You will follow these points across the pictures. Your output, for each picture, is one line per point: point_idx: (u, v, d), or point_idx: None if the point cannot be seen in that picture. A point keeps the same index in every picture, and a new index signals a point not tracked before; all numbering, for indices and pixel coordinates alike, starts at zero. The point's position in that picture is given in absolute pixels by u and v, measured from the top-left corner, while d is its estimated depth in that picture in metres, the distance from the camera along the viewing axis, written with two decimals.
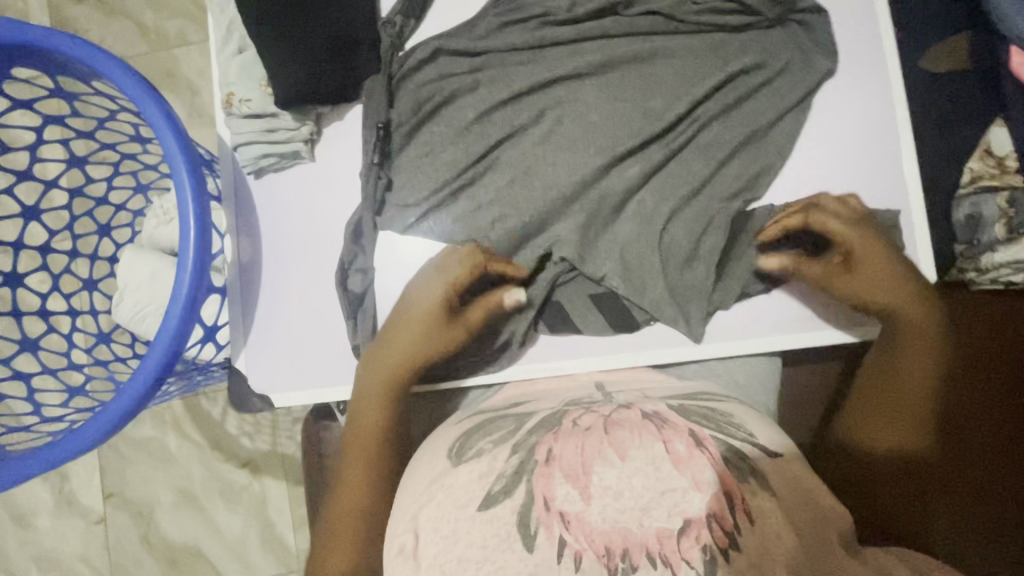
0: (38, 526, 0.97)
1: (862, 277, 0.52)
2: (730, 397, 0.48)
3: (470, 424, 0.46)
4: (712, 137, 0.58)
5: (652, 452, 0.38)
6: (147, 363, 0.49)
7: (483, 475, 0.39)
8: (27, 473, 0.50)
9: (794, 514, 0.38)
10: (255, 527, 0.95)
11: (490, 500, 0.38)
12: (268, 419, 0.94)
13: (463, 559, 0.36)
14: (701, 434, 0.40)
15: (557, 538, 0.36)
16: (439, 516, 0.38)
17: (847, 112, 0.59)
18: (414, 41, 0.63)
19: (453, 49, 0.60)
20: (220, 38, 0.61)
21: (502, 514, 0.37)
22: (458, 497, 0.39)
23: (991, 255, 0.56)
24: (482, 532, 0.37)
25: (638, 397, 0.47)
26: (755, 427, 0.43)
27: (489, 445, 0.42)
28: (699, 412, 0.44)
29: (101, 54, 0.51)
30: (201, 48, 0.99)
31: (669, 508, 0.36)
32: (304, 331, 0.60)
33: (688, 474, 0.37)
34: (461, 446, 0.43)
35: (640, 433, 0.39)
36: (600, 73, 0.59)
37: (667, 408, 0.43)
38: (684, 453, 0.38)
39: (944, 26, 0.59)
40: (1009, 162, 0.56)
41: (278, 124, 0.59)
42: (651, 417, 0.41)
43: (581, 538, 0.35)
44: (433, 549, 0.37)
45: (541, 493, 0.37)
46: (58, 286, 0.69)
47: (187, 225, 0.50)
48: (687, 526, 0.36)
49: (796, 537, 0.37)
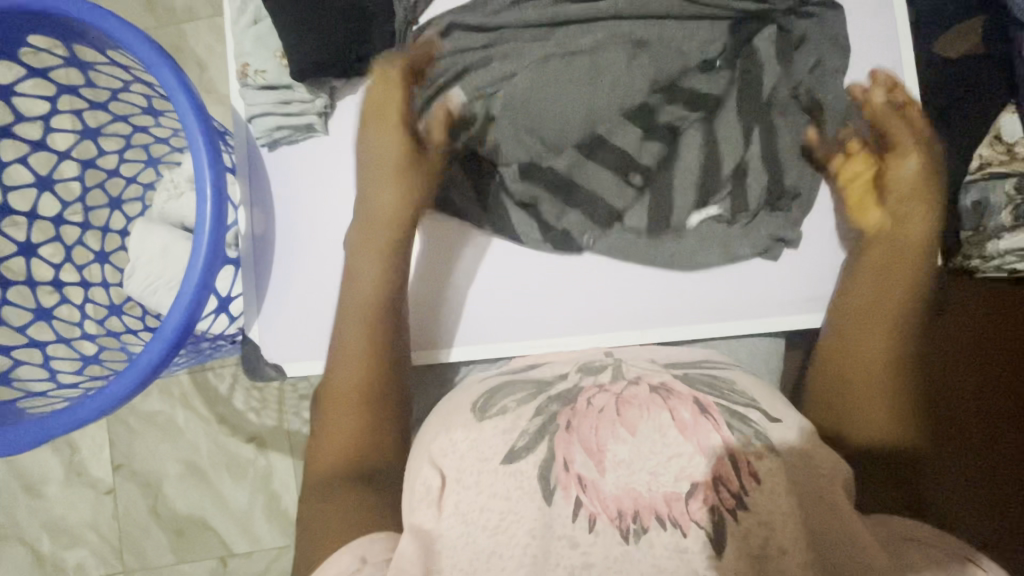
0: (49, 494, 1.05)
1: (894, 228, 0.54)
2: (732, 366, 0.48)
3: (493, 383, 0.47)
4: (722, 116, 0.57)
5: (660, 419, 0.39)
6: (166, 324, 0.51)
7: (507, 431, 0.41)
8: (52, 430, 0.52)
9: (800, 476, 0.39)
10: (260, 499, 1.04)
11: (513, 455, 0.39)
12: (274, 396, 1.03)
13: (486, 507, 0.38)
14: (706, 401, 0.41)
15: (574, 498, 0.37)
16: (462, 464, 0.40)
17: (864, 90, 0.58)
18: (428, 15, 0.61)
19: (467, 24, 0.59)
20: (234, 7, 0.59)
21: (525, 468, 0.38)
22: (482, 450, 0.40)
23: (997, 242, 0.59)
24: (505, 483, 0.38)
25: (646, 364, 0.47)
26: (758, 393, 0.44)
27: (513, 403, 0.43)
28: (704, 379, 0.44)
29: (118, 21, 0.51)
30: (211, 24, 0.99)
31: (675, 472, 0.37)
32: (321, 303, 0.59)
33: (694, 440, 0.38)
34: (485, 401, 0.44)
35: (648, 406, 0.40)
36: (613, 52, 0.58)
37: (673, 377, 0.44)
38: (690, 421, 0.39)
39: (949, 15, 0.62)
40: (1019, 149, 0.59)
41: (293, 96, 0.58)
42: (657, 389, 0.42)
43: (596, 500, 0.36)
44: (456, 497, 0.39)
45: (561, 454, 0.38)
46: (72, 258, 0.72)
47: (203, 194, 0.51)
48: (695, 489, 0.36)
49: (803, 497, 0.38)
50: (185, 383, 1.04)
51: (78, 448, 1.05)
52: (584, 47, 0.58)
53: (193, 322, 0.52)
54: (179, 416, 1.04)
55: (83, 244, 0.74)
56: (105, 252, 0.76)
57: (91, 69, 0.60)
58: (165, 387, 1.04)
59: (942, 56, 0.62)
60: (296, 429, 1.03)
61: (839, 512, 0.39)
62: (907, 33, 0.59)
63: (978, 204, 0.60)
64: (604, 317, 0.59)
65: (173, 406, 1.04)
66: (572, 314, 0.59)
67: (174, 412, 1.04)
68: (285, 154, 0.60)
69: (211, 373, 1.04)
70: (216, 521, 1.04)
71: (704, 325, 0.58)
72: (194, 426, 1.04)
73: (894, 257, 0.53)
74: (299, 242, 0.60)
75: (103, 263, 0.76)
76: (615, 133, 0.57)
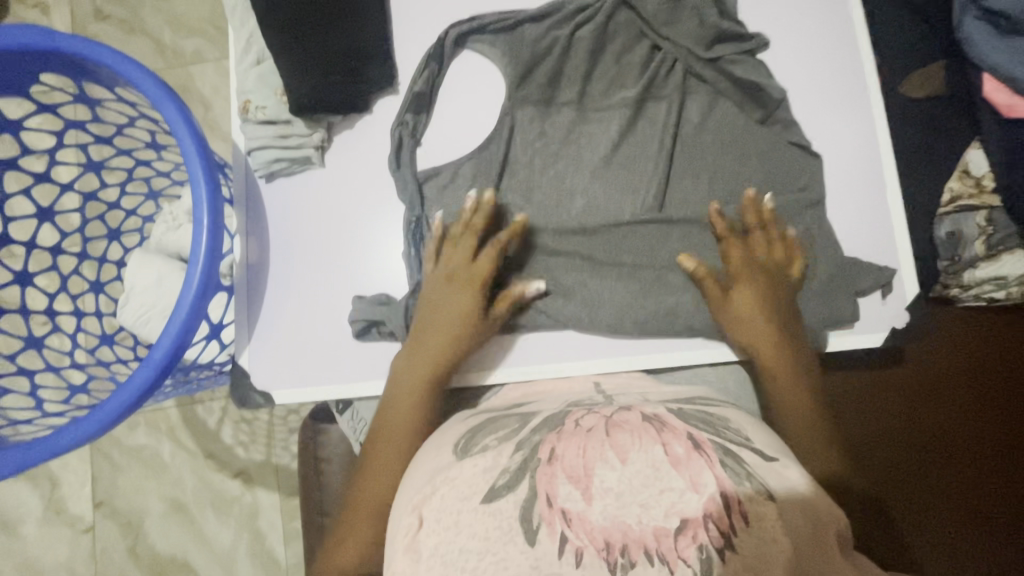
0: (26, 533, 1.02)
1: (737, 299, 0.55)
2: (725, 404, 0.49)
3: (476, 422, 0.48)
4: (698, 153, 0.61)
5: (652, 454, 0.38)
6: (154, 350, 0.51)
7: (488, 469, 0.40)
8: (36, 458, 0.52)
9: (796, 522, 0.38)
10: (245, 538, 1.01)
11: (493, 494, 0.39)
12: (264, 429, 1.01)
13: (464, 549, 0.37)
14: (700, 438, 0.40)
15: (558, 534, 0.36)
16: (444, 505, 0.39)
17: (836, 131, 0.61)
18: (445, 90, 0.64)
19: (491, 80, 0.63)
20: (239, 47, 0.62)
21: (505, 508, 0.38)
22: (461, 490, 0.40)
23: (973, 271, 0.63)
24: (484, 524, 0.37)
25: (639, 401, 0.47)
26: (754, 436, 0.43)
27: (495, 441, 0.44)
28: (699, 417, 0.44)
29: (129, 61, 0.54)
30: (217, 66, 1.04)
31: (666, 507, 0.36)
32: (311, 330, 0.60)
33: (686, 475, 0.37)
34: (467, 441, 0.45)
35: (640, 435, 0.39)
36: (597, 98, 0.62)
37: (666, 411, 0.44)
38: (683, 455, 0.38)
39: (917, 58, 0.65)
40: (986, 183, 0.62)
41: (291, 130, 0.60)
42: (651, 420, 0.41)
43: (582, 535, 0.36)
44: (434, 539, 0.38)
45: (544, 490, 0.38)
46: (67, 288, 0.72)
47: (200, 224, 0.52)
48: (684, 527, 0.36)
49: (797, 545, 0.37)
50: (173, 416, 1.03)
51: (60, 484, 1.02)
52: (570, 95, 0.62)
53: (182, 349, 0.52)
54: (165, 451, 1.02)
55: (77, 273, 0.75)
56: (99, 281, 0.77)
57: (98, 105, 0.63)
58: (152, 420, 1.02)
59: (909, 98, 0.65)
60: (284, 464, 1.01)
61: (830, 561, 0.39)
62: (874, 73, 0.61)
63: (953, 234, 0.63)
64: (595, 347, 0.60)
65: (160, 439, 1.02)
66: (561, 340, 0.60)
67: (160, 446, 1.02)
68: (281, 186, 0.62)
69: (200, 406, 1.02)
70: (198, 562, 1.01)
71: (694, 351, 0.59)
72: (180, 461, 1.02)
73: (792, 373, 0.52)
74: (292, 270, 0.61)
75: (97, 292, 0.77)
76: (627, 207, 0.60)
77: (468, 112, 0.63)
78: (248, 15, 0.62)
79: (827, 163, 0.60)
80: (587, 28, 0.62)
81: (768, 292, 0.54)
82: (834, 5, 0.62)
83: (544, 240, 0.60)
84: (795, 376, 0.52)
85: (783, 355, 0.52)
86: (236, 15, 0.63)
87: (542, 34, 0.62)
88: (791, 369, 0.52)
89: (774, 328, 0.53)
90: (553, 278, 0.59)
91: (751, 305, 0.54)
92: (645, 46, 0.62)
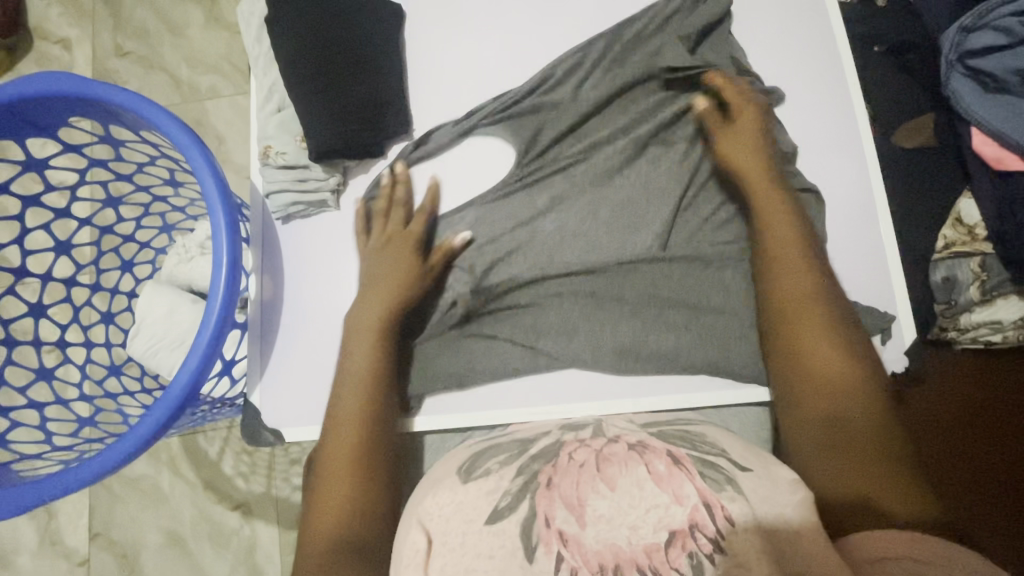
0: (19, 566, 1.00)
1: (735, 135, 0.60)
2: (703, 421, 0.50)
3: (480, 447, 0.49)
4: (700, 199, 0.63)
5: (635, 474, 0.39)
6: (170, 387, 0.52)
7: (489, 492, 0.41)
8: (45, 494, 0.52)
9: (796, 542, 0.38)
10: (242, 572, 0.99)
11: (496, 515, 0.40)
12: (265, 460, 1.01)
13: (471, 567, 0.38)
14: (679, 453, 0.41)
15: (555, 553, 0.37)
16: (448, 527, 0.41)
17: (835, 182, 0.63)
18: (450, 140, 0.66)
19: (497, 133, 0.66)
20: (261, 95, 0.65)
21: (508, 528, 0.39)
22: (467, 512, 0.41)
23: (969, 314, 0.65)
24: (489, 542, 0.39)
25: (624, 426, 0.49)
26: (727, 443, 0.45)
27: (497, 465, 0.45)
28: (676, 434, 0.45)
29: (156, 108, 0.57)
30: (231, 102, 1.08)
31: (654, 524, 0.37)
32: (323, 369, 0.61)
33: (669, 490, 0.38)
34: (470, 464, 0.46)
35: (625, 461, 0.40)
36: (601, 143, 0.64)
37: (648, 435, 0.45)
38: (665, 472, 0.39)
39: (908, 109, 0.68)
40: (978, 231, 0.64)
41: (309, 175, 0.62)
42: (635, 447, 0.42)
43: (577, 555, 0.37)
44: (442, 561, 0.39)
45: (542, 511, 0.39)
46: (79, 321, 0.74)
47: (220, 263, 0.54)
48: (673, 538, 0.37)
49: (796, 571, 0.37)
50: (174, 447, 1.02)
51: (56, 514, 1.01)
52: (575, 140, 0.64)
53: (197, 385, 0.53)
54: (164, 482, 1.02)
55: (89, 306, 0.76)
56: (111, 312, 0.78)
57: (122, 146, 0.65)
58: (153, 450, 1.02)
59: (900, 148, 0.68)
60: (285, 496, 1.00)
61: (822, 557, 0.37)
62: (868, 127, 0.64)
63: (947, 279, 0.65)
64: (599, 385, 0.61)
65: (159, 470, 1.02)
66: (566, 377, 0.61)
67: (159, 477, 1.02)
68: (297, 227, 0.64)
69: (201, 437, 1.02)
70: None
71: (697, 391, 0.60)
72: (179, 493, 1.01)
73: (832, 410, 0.48)
74: (306, 309, 0.63)
75: (108, 323, 0.78)
76: (626, 247, 0.61)
77: (469, 163, 0.65)
78: (270, 65, 0.65)
79: (826, 213, 0.62)
80: (593, 78, 0.65)
81: (764, 139, 0.60)
82: (827, 61, 0.65)
83: (551, 282, 0.61)
84: (803, 270, 0.54)
85: (771, 187, 0.58)
86: (259, 65, 0.66)
87: (548, 85, 0.65)
88: (795, 254, 0.55)
89: (762, 158, 0.59)
90: (560, 318, 0.61)
91: (749, 147, 0.60)
92: (648, 95, 0.65)
